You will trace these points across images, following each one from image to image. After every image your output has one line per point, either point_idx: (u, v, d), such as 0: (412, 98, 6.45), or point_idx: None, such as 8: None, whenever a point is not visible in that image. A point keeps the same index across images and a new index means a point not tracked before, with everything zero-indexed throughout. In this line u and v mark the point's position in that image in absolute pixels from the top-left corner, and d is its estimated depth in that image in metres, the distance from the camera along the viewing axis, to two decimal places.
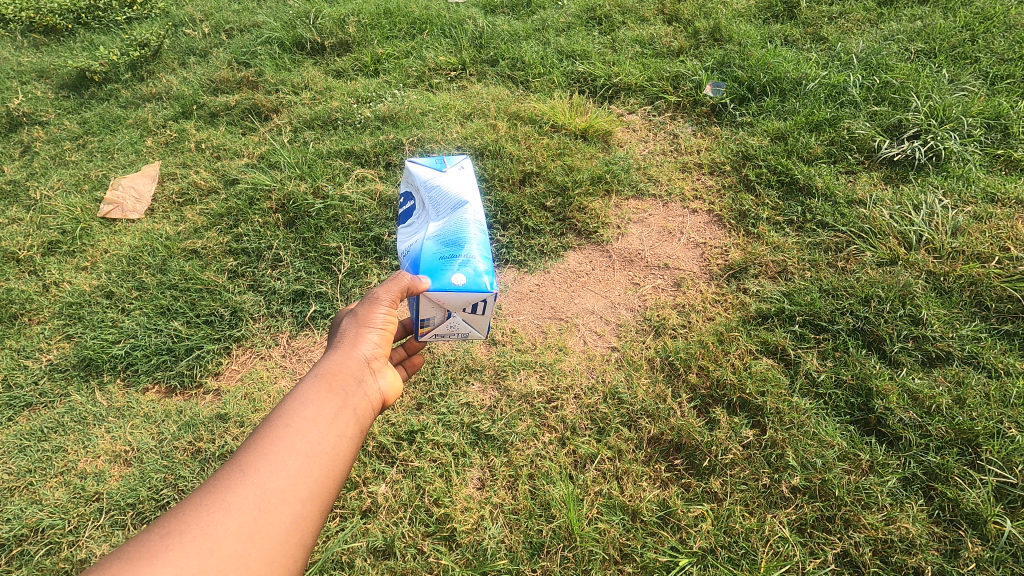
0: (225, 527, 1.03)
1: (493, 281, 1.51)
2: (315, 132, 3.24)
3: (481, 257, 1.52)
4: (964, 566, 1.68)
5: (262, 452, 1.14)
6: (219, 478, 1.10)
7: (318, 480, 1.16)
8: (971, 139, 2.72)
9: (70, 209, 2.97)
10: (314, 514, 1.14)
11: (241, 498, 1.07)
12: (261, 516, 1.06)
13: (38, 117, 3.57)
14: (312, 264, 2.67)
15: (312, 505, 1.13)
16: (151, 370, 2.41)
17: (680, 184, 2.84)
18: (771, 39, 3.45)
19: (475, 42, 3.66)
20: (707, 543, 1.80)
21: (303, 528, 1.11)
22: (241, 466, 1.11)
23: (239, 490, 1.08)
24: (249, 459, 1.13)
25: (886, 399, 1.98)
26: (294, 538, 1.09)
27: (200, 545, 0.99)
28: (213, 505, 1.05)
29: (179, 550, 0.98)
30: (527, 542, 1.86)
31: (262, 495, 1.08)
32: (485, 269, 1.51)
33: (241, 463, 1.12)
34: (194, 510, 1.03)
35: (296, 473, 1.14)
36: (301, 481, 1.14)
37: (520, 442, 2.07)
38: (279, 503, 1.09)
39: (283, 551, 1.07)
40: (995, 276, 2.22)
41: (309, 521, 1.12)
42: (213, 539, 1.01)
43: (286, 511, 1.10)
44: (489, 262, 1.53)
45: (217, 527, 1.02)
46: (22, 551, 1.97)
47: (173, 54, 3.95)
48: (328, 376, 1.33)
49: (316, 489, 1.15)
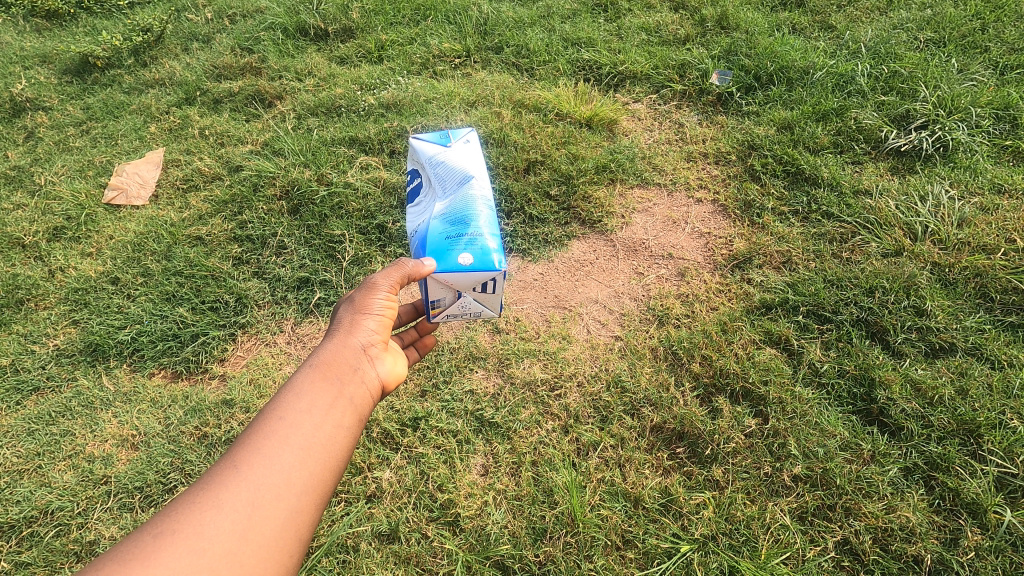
0: (218, 525, 1.03)
1: (502, 259, 1.51)
2: (319, 119, 3.23)
3: (489, 234, 1.52)
4: (964, 555, 1.69)
5: (256, 447, 1.15)
6: (213, 475, 1.11)
7: (314, 472, 1.17)
8: (979, 130, 2.70)
9: (76, 195, 2.98)
10: (311, 506, 1.15)
11: (234, 495, 1.07)
12: (254, 512, 1.07)
13: (41, 102, 3.57)
14: (316, 252, 2.67)
15: (307, 497, 1.14)
16: (157, 355, 2.43)
17: (685, 173, 2.83)
18: (779, 27, 3.41)
19: (480, 28, 3.63)
20: (708, 530, 1.81)
21: (299, 521, 1.12)
22: (234, 463, 1.12)
23: (232, 487, 1.08)
24: (242, 455, 1.14)
25: (888, 389, 1.99)
26: (290, 532, 1.10)
27: (193, 544, 1.00)
28: (206, 503, 1.06)
29: (171, 550, 0.98)
30: (530, 528, 1.87)
31: (256, 490, 1.09)
32: (494, 247, 1.51)
33: (234, 459, 1.13)
34: (187, 509, 1.04)
35: (290, 466, 1.15)
36: (295, 474, 1.14)
37: (524, 430, 2.08)
38: (273, 498, 1.10)
39: (278, 545, 1.08)
40: (1000, 268, 2.22)
41: (305, 513, 1.13)
42: (205, 537, 1.02)
43: (281, 505, 1.10)
44: (497, 240, 1.52)
45: (210, 526, 1.03)
46: (32, 533, 2.00)
47: (176, 40, 3.92)
48: (324, 366, 1.34)
49: (311, 481, 1.16)
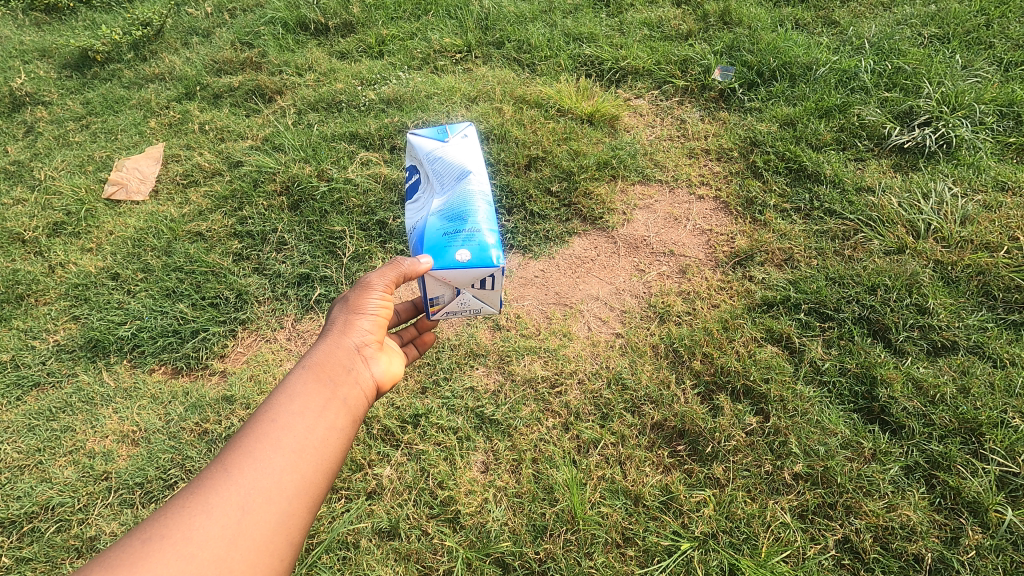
0: (208, 530, 1.03)
1: (501, 255, 1.50)
2: (320, 114, 3.21)
3: (487, 230, 1.51)
4: (964, 553, 1.69)
5: (247, 450, 1.15)
6: (203, 479, 1.10)
7: (306, 475, 1.16)
8: (983, 127, 2.69)
9: (75, 190, 2.97)
10: (302, 510, 1.14)
11: (224, 499, 1.07)
12: (244, 516, 1.07)
13: (41, 97, 3.55)
14: (316, 248, 2.66)
15: (299, 500, 1.14)
16: (157, 351, 2.43)
17: (687, 170, 2.81)
18: (782, 23, 3.39)
19: (481, 23, 3.61)
20: (708, 528, 1.81)
21: (290, 525, 1.11)
22: (225, 466, 1.12)
23: (222, 491, 1.08)
24: (233, 458, 1.13)
25: (890, 387, 1.98)
26: (280, 536, 1.09)
27: (182, 549, 1.00)
28: (196, 507, 1.05)
29: (160, 556, 0.98)
30: (530, 525, 1.88)
31: (247, 495, 1.09)
32: (492, 243, 1.50)
33: (225, 462, 1.13)
34: (176, 513, 1.04)
35: (282, 469, 1.14)
36: (287, 477, 1.14)
37: (525, 427, 2.08)
38: (264, 502, 1.10)
39: (269, 549, 1.07)
40: (1003, 266, 2.22)
41: (296, 517, 1.13)
42: (194, 542, 1.01)
43: (271, 509, 1.10)
44: (495, 236, 1.51)
45: (199, 531, 1.02)
46: (33, 528, 2.00)
47: (175, 34, 3.90)
48: (318, 367, 1.33)
49: (302, 484, 1.15)
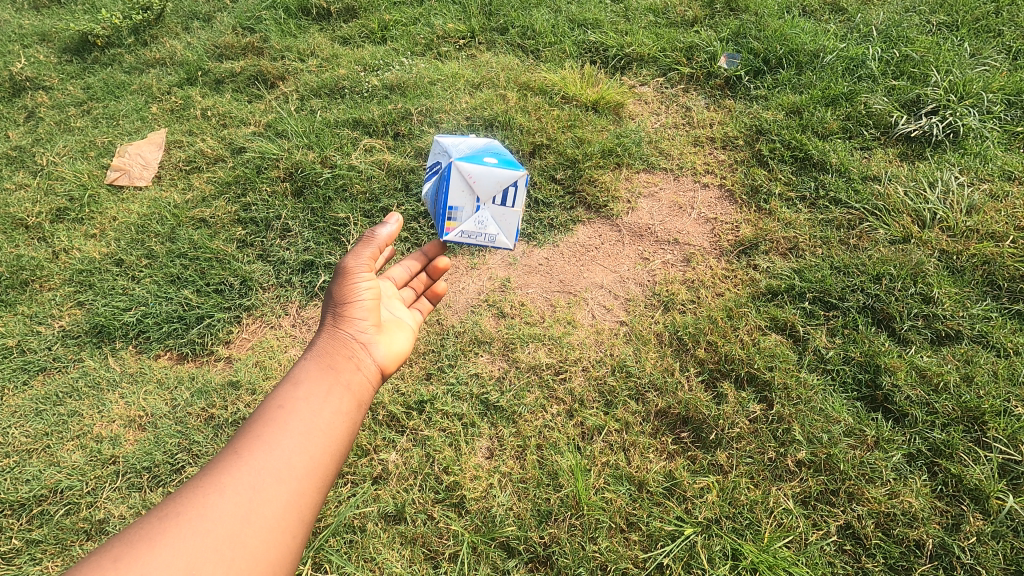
0: (221, 509, 1.05)
1: None
2: (323, 101, 3.20)
3: None
4: (964, 540, 1.72)
5: (257, 434, 1.17)
6: (216, 463, 1.13)
7: (314, 456, 1.18)
8: (990, 116, 2.67)
9: (78, 175, 2.96)
10: (312, 491, 1.15)
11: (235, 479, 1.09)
12: (256, 495, 1.09)
13: (41, 81, 3.53)
14: (320, 235, 2.66)
15: (309, 480, 1.15)
16: (162, 337, 2.43)
17: (692, 158, 2.80)
18: (789, 9, 3.35)
19: (485, 8, 3.57)
20: (712, 513, 1.83)
21: (301, 503, 1.13)
22: (236, 450, 1.14)
23: (234, 471, 1.10)
24: (244, 442, 1.16)
25: (893, 376, 2.00)
26: (292, 515, 1.11)
27: (197, 525, 1.02)
28: (211, 487, 1.08)
29: (176, 533, 1.01)
30: (535, 510, 1.89)
31: (258, 475, 1.11)
32: None
33: (236, 446, 1.15)
34: (190, 494, 1.07)
35: (291, 450, 1.16)
36: (296, 458, 1.16)
37: (529, 414, 2.09)
38: (275, 481, 1.11)
39: (281, 528, 1.09)
40: (1008, 256, 2.21)
41: (307, 496, 1.14)
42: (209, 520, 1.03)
43: (282, 489, 1.11)
44: None
45: (213, 509, 1.05)
46: (43, 511, 2.02)
47: (176, 18, 3.87)
48: (323, 353, 1.35)
49: (312, 465, 1.17)
